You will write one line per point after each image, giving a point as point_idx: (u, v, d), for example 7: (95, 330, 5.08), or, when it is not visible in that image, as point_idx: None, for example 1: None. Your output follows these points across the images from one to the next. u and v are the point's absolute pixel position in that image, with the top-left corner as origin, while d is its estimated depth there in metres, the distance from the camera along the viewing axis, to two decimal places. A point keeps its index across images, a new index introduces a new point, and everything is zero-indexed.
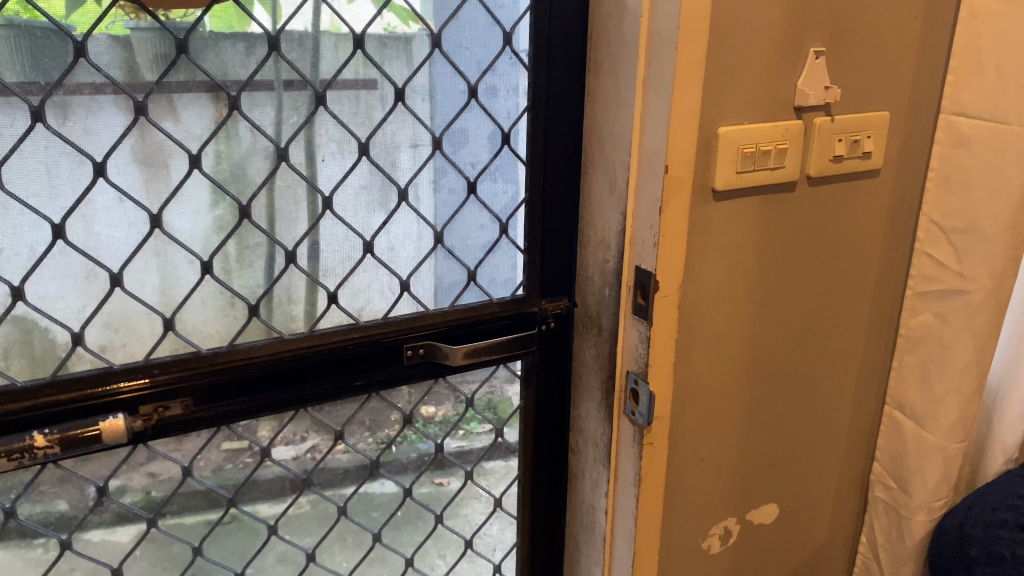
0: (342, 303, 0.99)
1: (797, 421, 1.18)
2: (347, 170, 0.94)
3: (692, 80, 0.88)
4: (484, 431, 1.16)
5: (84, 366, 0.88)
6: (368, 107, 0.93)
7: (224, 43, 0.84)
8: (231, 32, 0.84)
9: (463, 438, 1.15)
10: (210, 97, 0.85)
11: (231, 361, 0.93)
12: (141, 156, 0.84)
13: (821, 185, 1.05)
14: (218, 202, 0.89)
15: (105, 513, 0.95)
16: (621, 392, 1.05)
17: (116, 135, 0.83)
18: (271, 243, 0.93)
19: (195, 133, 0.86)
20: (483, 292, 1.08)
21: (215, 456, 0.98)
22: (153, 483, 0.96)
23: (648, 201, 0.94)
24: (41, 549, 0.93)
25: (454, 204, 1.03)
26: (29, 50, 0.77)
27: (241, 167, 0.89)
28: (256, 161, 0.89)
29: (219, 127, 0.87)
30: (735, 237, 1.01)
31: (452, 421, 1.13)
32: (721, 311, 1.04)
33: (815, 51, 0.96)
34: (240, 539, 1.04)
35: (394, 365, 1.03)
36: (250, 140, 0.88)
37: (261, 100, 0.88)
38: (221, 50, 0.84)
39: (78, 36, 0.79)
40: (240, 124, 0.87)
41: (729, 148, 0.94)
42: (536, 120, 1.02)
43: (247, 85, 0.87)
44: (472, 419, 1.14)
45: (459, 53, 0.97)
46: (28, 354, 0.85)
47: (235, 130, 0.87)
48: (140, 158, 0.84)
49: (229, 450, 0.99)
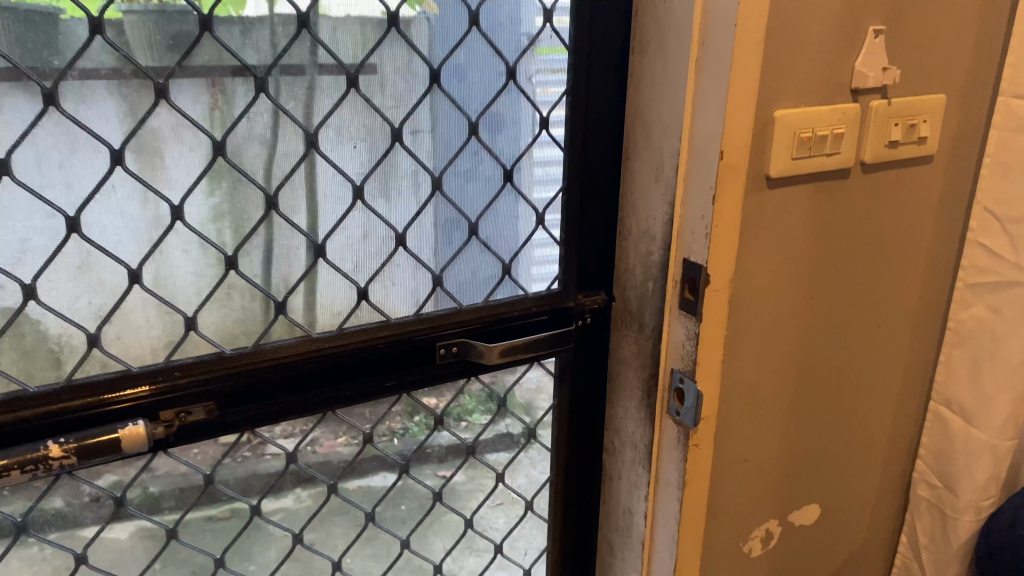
0: (373, 298, 0.94)
1: (841, 418, 1.13)
2: (380, 156, 0.89)
3: (750, 60, 0.83)
4: (485, 422, 1.08)
5: (74, 365, 0.81)
6: (404, 90, 0.88)
7: (238, 23, 0.78)
8: (227, 16, 0.77)
9: (466, 430, 1.07)
10: (236, 79, 0.79)
11: (257, 362, 0.87)
12: (138, 145, 0.77)
13: (875, 173, 1.00)
14: (216, 188, 0.82)
15: (109, 516, 0.88)
16: (664, 391, 0.99)
17: (125, 121, 0.76)
18: (298, 236, 0.87)
19: (221, 117, 0.80)
20: (516, 286, 1.03)
21: (239, 460, 0.93)
22: (149, 477, 0.89)
23: (700, 189, 0.89)
24: (37, 547, 0.86)
25: (489, 194, 0.97)
26: (30, 29, 0.71)
27: (254, 155, 0.82)
28: (255, 149, 0.82)
29: (217, 113, 0.80)
30: (787, 227, 0.95)
31: (481, 425, 1.08)
32: (770, 306, 0.99)
33: (875, 29, 0.91)
34: (253, 538, 0.98)
35: (426, 365, 0.97)
36: (268, 125, 0.82)
37: (287, 81, 0.82)
38: (237, 29, 0.78)
39: (68, 20, 0.72)
40: (232, 104, 0.80)
41: (785, 133, 0.89)
42: (575, 104, 0.97)
43: (275, 66, 0.81)
44: (473, 410, 1.07)
45: (497, 31, 0.91)
46: (20, 349, 0.78)
47: (253, 115, 0.81)
48: (137, 146, 0.77)
49: (256, 454, 0.94)
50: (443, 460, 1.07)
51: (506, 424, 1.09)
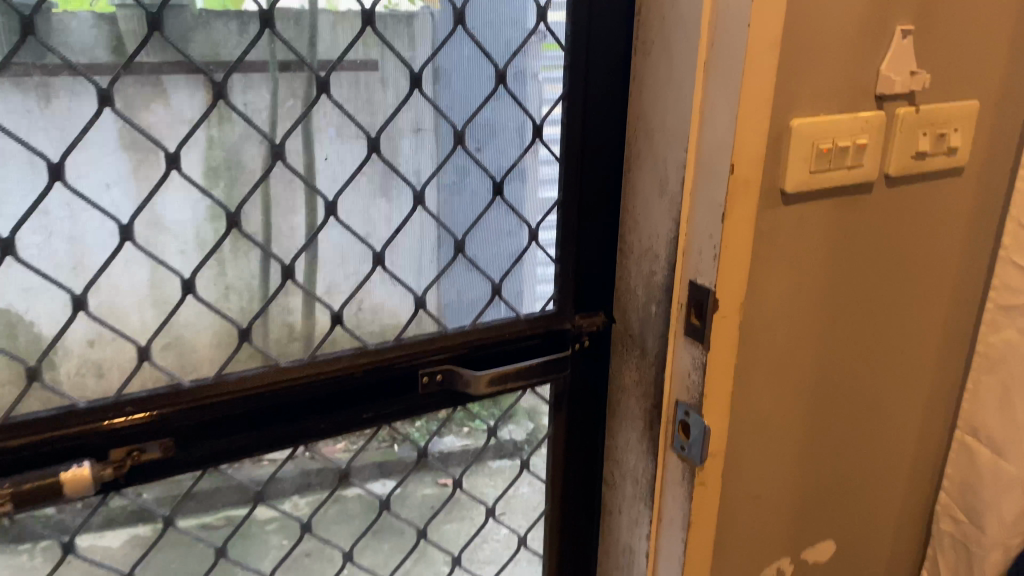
0: (348, 324, 0.85)
1: (860, 449, 1.05)
2: (355, 168, 0.80)
3: (765, 63, 0.74)
4: (489, 428, 0.99)
5: (70, 368, 0.74)
6: (370, 92, 0.78)
7: (190, 19, 0.69)
8: (224, 10, 0.70)
9: (467, 437, 0.99)
10: (188, 82, 0.71)
11: (219, 395, 0.79)
12: (128, 142, 0.70)
13: (900, 186, 0.91)
14: (211, 188, 0.74)
15: (55, 562, 0.80)
16: (667, 424, 0.91)
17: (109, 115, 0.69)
18: (267, 256, 0.79)
19: (185, 122, 0.72)
20: (509, 309, 0.94)
21: (227, 476, 0.85)
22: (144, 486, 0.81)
23: (708, 205, 0.80)
24: None
25: (478, 207, 0.88)
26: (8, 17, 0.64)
27: (237, 153, 0.74)
28: (254, 146, 0.75)
29: (212, 114, 0.72)
30: (803, 247, 0.87)
31: (474, 452, 0.99)
32: (784, 331, 0.90)
33: (902, 29, 0.83)
34: (260, 545, 0.90)
35: (408, 395, 0.89)
36: (232, 134, 0.74)
37: (240, 85, 0.73)
38: (188, 26, 0.69)
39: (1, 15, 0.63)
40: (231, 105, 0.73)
41: (802, 143, 0.80)
42: (574, 110, 0.88)
43: (236, 67, 0.72)
44: (477, 416, 0.98)
45: (483, 31, 0.82)
46: (11, 350, 0.71)
47: (253, 106, 0.74)
48: (127, 143, 0.70)
49: (248, 470, 0.86)
50: (429, 492, 0.98)
51: (507, 431, 1.01)
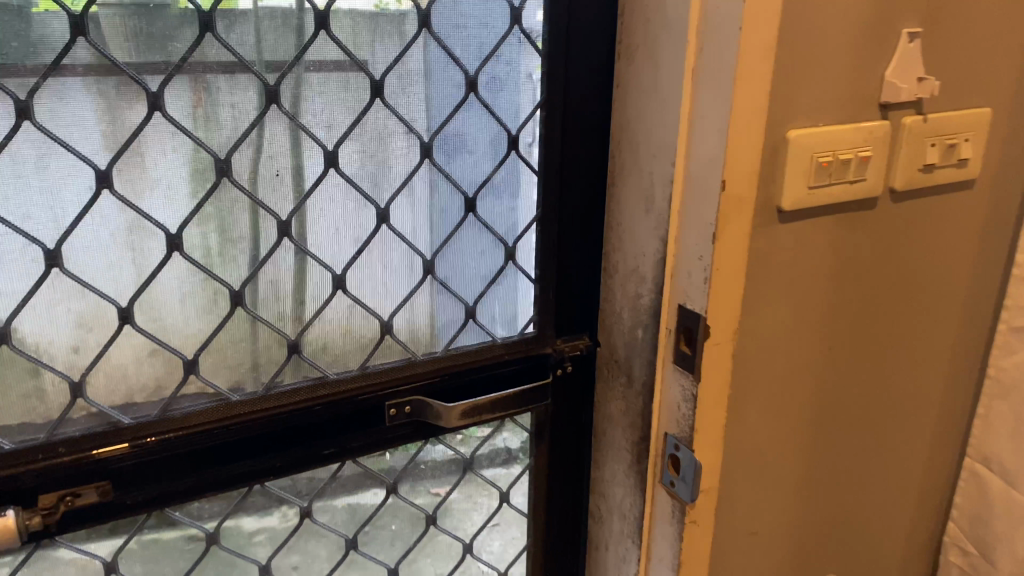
0: (305, 356, 0.78)
1: (864, 478, 0.98)
2: (310, 185, 0.72)
3: (758, 69, 0.68)
4: (484, 436, 0.92)
5: (55, 375, 0.69)
6: (347, 88, 0.71)
7: (121, 22, 0.62)
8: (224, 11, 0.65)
9: (460, 444, 0.91)
10: (119, 92, 0.63)
11: (163, 434, 0.72)
12: (112, 143, 0.64)
13: (906, 201, 0.84)
14: (200, 189, 0.68)
15: None
16: (656, 457, 0.84)
17: (91, 106, 0.63)
18: (214, 282, 0.72)
19: (115, 132, 0.64)
20: (484, 333, 0.87)
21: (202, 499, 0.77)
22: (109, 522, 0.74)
23: (697, 224, 0.74)
24: None
25: (447, 226, 0.81)
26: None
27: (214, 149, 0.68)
28: (241, 150, 0.69)
29: (201, 113, 0.67)
30: (801, 268, 0.80)
31: (462, 463, 0.92)
32: (782, 358, 0.84)
33: (909, 32, 0.76)
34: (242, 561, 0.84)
35: (374, 428, 0.82)
36: (171, 149, 0.66)
37: (228, 87, 0.67)
38: (119, 30, 0.62)
39: None
40: (219, 103, 0.67)
41: (799, 157, 0.74)
42: (552, 120, 0.81)
43: (180, 66, 0.65)
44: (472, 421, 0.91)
45: (452, 34, 0.74)
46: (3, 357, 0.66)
47: (241, 107, 0.68)
48: (111, 145, 0.64)
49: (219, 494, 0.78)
50: (421, 501, 0.91)
51: (503, 438, 0.93)
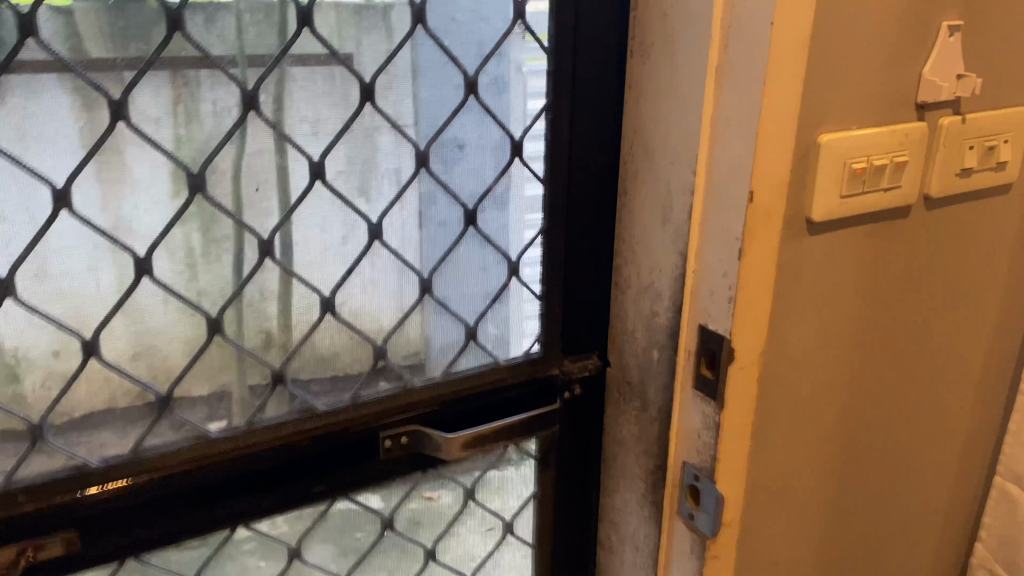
0: (292, 386, 0.71)
1: (890, 502, 0.92)
2: (296, 200, 0.66)
3: (789, 68, 0.61)
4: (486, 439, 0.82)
5: (36, 380, 0.61)
6: (342, 89, 0.64)
7: (79, 20, 0.55)
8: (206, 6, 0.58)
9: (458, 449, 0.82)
10: (78, 99, 0.56)
11: (135, 477, 0.65)
12: (89, 141, 0.57)
13: (942, 208, 0.78)
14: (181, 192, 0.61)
15: None
16: (674, 488, 0.78)
17: (66, 106, 0.56)
18: (188, 309, 0.64)
19: (73, 141, 0.57)
20: (486, 355, 0.80)
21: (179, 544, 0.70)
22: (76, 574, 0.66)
23: (721, 238, 0.67)
24: None
25: (445, 240, 0.74)
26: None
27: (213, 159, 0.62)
28: (223, 156, 0.62)
29: (181, 111, 0.60)
30: (831, 282, 0.74)
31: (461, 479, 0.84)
32: (808, 380, 0.77)
33: (949, 24, 0.70)
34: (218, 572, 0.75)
35: (367, 462, 0.75)
36: (137, 162, 0.59)
37: (210, 81, 0.60)
38: (78, 29, 0.55)
39: None
40: (200, 98, 0.60)
41: (832, 164, 0.67)
42: (558, 122, 0.74)
43: (152, 65, 0.58)
44: None
45: (451, 31, 0.67)
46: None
47: (222, 104, 0.61)
48: (88, 143, 0.57)
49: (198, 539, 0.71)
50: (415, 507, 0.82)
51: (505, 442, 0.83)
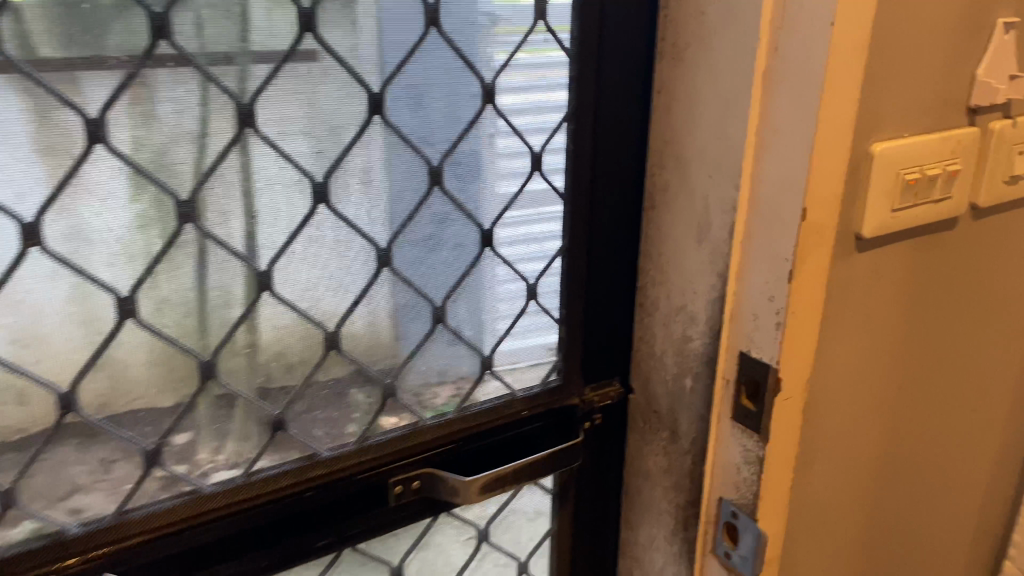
0: (293, 431, 0.63)
1: (922, 524, 0.87)
2: (293, 228, 0.57)
3: (848, 73, 0.55)
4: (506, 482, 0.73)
5: None
6: (337, 103, 0.57)
7: (34, 26, 0.46)
8: (194, 9, 0.50)
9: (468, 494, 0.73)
10: (41, 115, 0.47)
11: (122, 543, 0.57)
12: (41, 146, 0.48)
13: (986, 218, 0.73)
14: (136, 194, 0.51)
15: None
16: (708, 524, 0.72)
17: (17, 112, 0.47)
18: (177, 352, 0.56)
19: (29, 156, 0.48)
20: (503, 386, 0.73)
21: None
22: None
23: (768, 259, 0.61)
24: None
25: (461, 262, 0.66)
26: None
27: (173, 163, 0.52)
28: (205, 177, 0.53)
29: (138, 112, 0.50)
30: (878, 302, 0.69)
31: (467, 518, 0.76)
32: (851, 404, 0.72)
33: (1004, 22, 0.65)
34: None
35: (376, 509, 0.69)
36: (94, 178, 0.50)
37: (176, 84, 0.51)
38: (32, 38, 0.46)
39: None
40: (158, 99, 0.50)
41: (885, 175, 0.62)
42: (580, 133, 0.67)
43: (133, 77, 0.49)
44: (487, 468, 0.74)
45: (469, 34, 0.60)
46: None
47: (184, 104, 0.51)
48: (39, 148, 0.48)
49: None
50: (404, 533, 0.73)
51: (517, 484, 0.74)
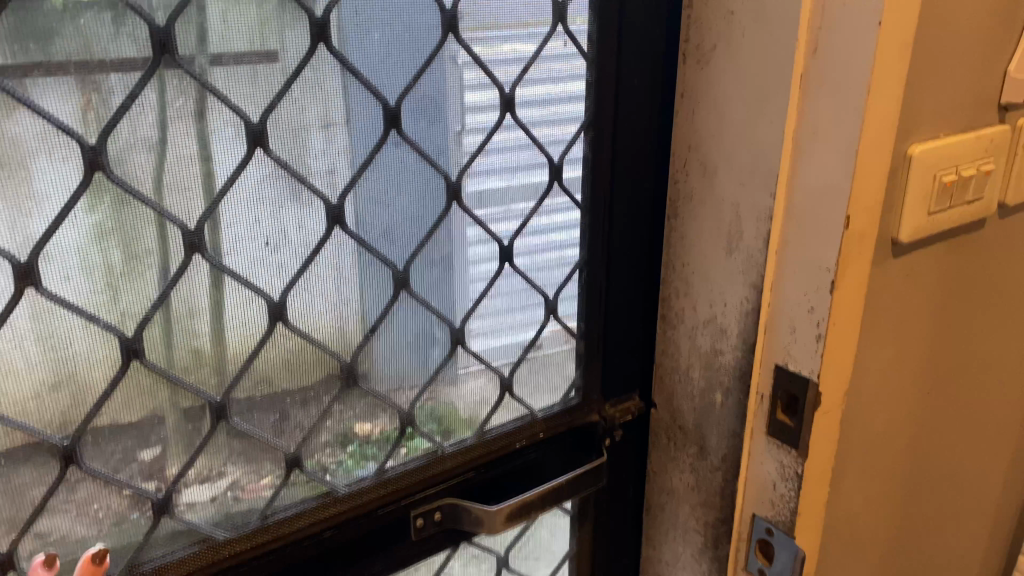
0: (309, 468, 0.59)
1: (944, 525, 0.86)
2: (309, 255, 0.53)
3: (894, 75, 0.52)
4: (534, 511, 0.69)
5: None
6: (353, 119, 0.52)
7: None
8: (198, 21, 0.45)
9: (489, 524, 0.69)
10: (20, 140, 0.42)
11: None
12: None
13: (1012, 216, 0.71)
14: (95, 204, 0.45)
15: None
16: (739, 541, 0.70)
17: None
18: (187, 393, 0.52)
19: None
20: (522, 407, 0.69)
21: None
22: None
23: (806, 270, 0.58)
24: None
25: (479, 282, 0.62)
26: None
27: (178, 190, 0.47)
28: (214, 204, 0.49)
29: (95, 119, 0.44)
30: (911, 307, 0.66)
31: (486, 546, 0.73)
32: (883, 412, 0.70)
33: None
34: None
35: (395, 544, 0.65)
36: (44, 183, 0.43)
37: (177, 103, 0.46)
38: None
39: None
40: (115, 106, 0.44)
41: (923, 178, 0.59)
42: (599, 142, 0.64)
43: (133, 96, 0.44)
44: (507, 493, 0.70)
45: (489, 42, 0.56)
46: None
47: (139, 109, 0.45)
48: None
49: None
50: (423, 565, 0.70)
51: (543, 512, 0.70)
